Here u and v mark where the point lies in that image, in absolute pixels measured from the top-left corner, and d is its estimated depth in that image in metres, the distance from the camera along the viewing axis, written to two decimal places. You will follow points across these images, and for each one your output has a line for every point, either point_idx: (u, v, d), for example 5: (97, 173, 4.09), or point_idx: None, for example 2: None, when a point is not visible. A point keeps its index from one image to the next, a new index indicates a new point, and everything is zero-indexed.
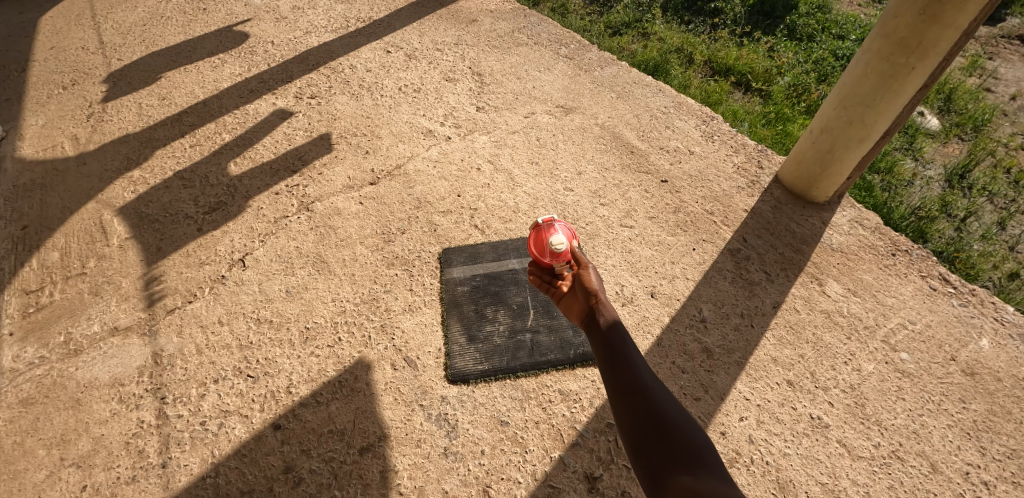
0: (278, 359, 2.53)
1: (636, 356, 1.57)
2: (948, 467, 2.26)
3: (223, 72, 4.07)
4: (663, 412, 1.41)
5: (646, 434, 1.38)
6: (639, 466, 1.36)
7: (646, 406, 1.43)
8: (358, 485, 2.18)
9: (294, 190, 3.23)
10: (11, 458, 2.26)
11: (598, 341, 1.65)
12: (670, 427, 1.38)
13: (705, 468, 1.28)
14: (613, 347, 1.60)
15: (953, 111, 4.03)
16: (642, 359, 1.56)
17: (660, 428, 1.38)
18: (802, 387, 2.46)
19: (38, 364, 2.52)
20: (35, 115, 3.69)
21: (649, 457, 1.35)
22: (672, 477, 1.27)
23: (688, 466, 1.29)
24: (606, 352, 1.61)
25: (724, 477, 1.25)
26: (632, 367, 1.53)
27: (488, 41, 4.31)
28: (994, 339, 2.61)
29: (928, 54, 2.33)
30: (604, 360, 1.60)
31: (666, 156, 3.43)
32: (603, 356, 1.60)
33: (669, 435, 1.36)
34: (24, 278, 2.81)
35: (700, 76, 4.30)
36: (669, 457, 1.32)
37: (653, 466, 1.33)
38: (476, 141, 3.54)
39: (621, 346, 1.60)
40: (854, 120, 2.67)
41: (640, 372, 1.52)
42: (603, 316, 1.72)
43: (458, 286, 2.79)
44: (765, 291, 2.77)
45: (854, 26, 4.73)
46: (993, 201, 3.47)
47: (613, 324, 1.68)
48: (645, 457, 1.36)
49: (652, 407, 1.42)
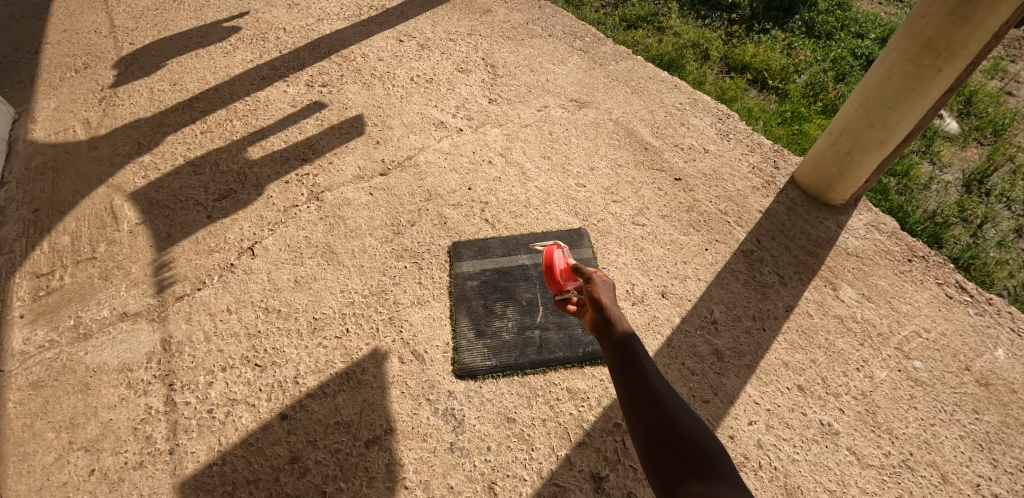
0: (286, 349, 2.53)
1: (648, 363, 1.55)
2: (958, 478, 2.23)
3: (235, 58, 4.04)
4: (674, 418, 1.39)
5: (658, 440, 1.37)
6: (652, 473, 1.34)
7: (657, 413, 1.41)
8: (364, 478, 2.18)
9: (304, 180, 3.22)
10: (20, 440, 2.27)
11: (609, 349, 1.63)
12: (682, 434, 1.36)
13: (718, 475, 1.25)
14: (624, 353, 1.59)
15: (973, 115, 3.94)
16: (653, 366, 1.55)
17: (672, 435, 1.36)
18: (813, 393, 2.43)
19: (47, 347, 2.53)
20: (47, 98, 3.68)
21: (662, 464, 1.33)
22: (684, 484, 1.25)
23: (701, 473, 1.26)
24: (617, 359, 1.60)
25: (737, 485, 1.22)
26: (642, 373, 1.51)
27: (502, 32, 4.26)
28: (1010, 350, 2.57)
29: (955, 56, 2.27)
30: (615, 367, 1.58)
31: (681, 154, 3.38)
32: (613, 363, 1.59)
33: (681, 442, 1.34)
34: (35, 261, 2.82)
35: (716, 72, 4.24)
36: (682, 464, 1.30)
37: (665, 472, 1.31)
38: (488, 134, 3.50)
39: (633, 352, 1.58)
40: (876, 122, 2.61)
41: (652, 379, 1.50)
42: (614, 325, 1.69)
43: (467, 280, 2.77)
44: (777, 294, 2.74)
45: (875, 24, 4.62)
46: (1012, 207, 3.40)
47: (626, 333, 1.65)
48: (657, 462, 1.34)
49: (664, 414, 1.41)
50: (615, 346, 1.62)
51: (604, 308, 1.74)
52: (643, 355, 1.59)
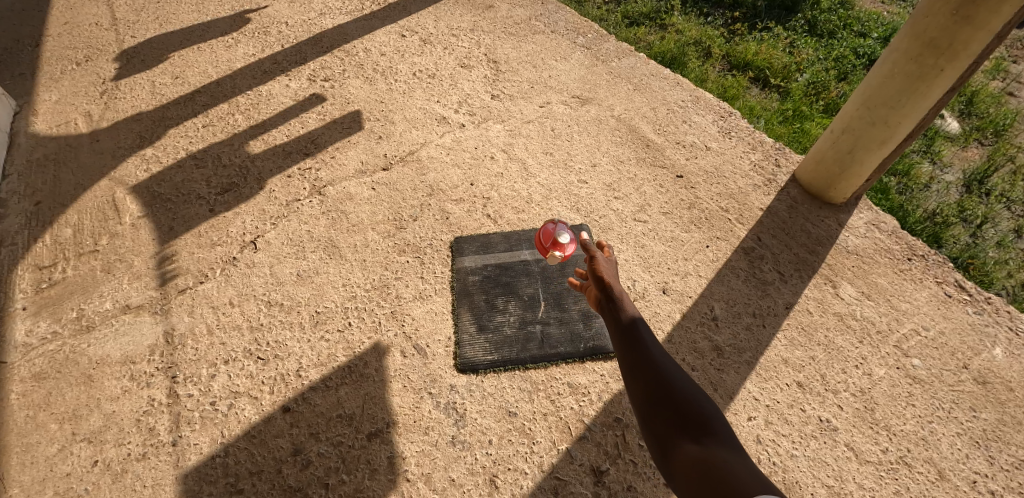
0: (288, 343, 2.54)
1: (646, 331, 1.58)
2: (955, 475, 2.25)
3: (237, 52, 4.04)
4: (671, 384, 1.42)
5: (656, 405, 1.39)
6: (650, 438, 1.37)
7: (654, 380, 1.44)
8: (366, 470, 2.20)
9: (307, 174, 3.22)
10: (23, 431, 2.28)
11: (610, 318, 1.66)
12: (679, 399, 1.38)
13: (715, 439, 1.27)
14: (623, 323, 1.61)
15: (974, 115, 3.95)
16: (652, 334, 1.57)
17: (669, 400, 1.39)
18: (812, 389, 2.45)
19: (50, 339, 2.53)
20: (48, 90, 3.68)
21: (660, 429, 1.36)
22: (681, 448, 1.28)
23: (697, 437, 1.29)
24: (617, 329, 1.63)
25: (732, 448, 1.24)
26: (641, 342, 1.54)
27: (505, 28, 4.25)
28: (1008, 349, 2.59)
29: (958, 56, 2.28)
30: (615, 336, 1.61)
31: (682, 151, 3.39)
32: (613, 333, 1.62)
33: (678, 407, 1.37)
34: (38, 253, 2.82)
35: (718, 70, 4.24)
36: (678, 427, 1.33)
37: (663, 437, 1.34)
38: (490, 129, 3.50)
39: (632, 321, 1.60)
40: (878, 121, 2.62)
41: (649, 347, 1.53)
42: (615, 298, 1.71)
43: (469, 275, 2.78)
44: (778, 291, 2.75)
45: (877, 23, 4.62)
46: (1011, 208, 3.42)
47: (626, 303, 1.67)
48: (654, 427, 1.37)
49: (661, 381, 1.43)
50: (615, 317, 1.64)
51: (605, 283, 1.76)
52: (641, 323, 1.61)
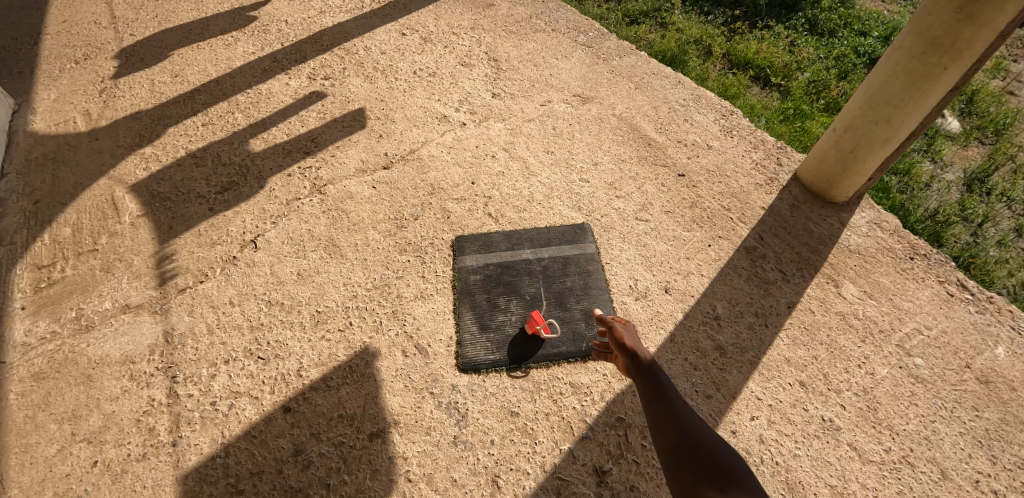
0: (289, 342, 2.52)
1: (674, 392, 1.76)
2: (958, 475, 2.25)
3: (236, 50, 4.02)
4: (696, 437, 1.57)
5: (682, 454, 1.54)
6: (676, 485, 1.50)
7: (681, 432, 1.60)
8: (368, 470, 2.19)
9: (307, 172, 3.20)
10: (22, 431, 2.27)
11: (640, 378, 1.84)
12: (704, 450, 1.52)
13: (737, 484, 1.39)
14: (653, 383, 1.79)
15: (975, 114, 3.94)
16: (679, 395, 1.74)
17: (694, 451, 1.53)
18: (815, 389, 2.44)
19: (49, 339, 2.52)
20: (47, 89, 3.66)
21: (685, 475, 1.49)
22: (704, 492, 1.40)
23: (720, 482, 1.41)
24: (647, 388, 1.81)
25: (753, 492, 1.35)
26: (668, 400, 1.71)
27: (505, 27, 4.24)
28: (1010, 348, 2.59)
29: (961, 55, 2.27)
30: (645, 394, 1.79)
31: (684, 150, 3.38)
32: (643, 390, 1.80)
33: (702, 456, 1.50)
34: (37, 252, 2.81)
35: (718, 69, 4.23)
36: (702, 474, 1.46)
37: (687, 482, 1.47)
38: (491, 128, 3.49)
39: (660, 382, 1.79)
40: (880, 120, 2.62)
41: (677, 405, 1.70)
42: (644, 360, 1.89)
43: (471, 274, 2.77)
44: (780, 291, 2.75)
45: (878, 22, 4.59)
46: (1012, 207, 3.41)
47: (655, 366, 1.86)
48: (679, 474, 1.50)
49: (687, 434, 1.58)
50: (645, 378, 1.83)
51: (630, 350, 1.90)
52: (669, 385, 1.79)
